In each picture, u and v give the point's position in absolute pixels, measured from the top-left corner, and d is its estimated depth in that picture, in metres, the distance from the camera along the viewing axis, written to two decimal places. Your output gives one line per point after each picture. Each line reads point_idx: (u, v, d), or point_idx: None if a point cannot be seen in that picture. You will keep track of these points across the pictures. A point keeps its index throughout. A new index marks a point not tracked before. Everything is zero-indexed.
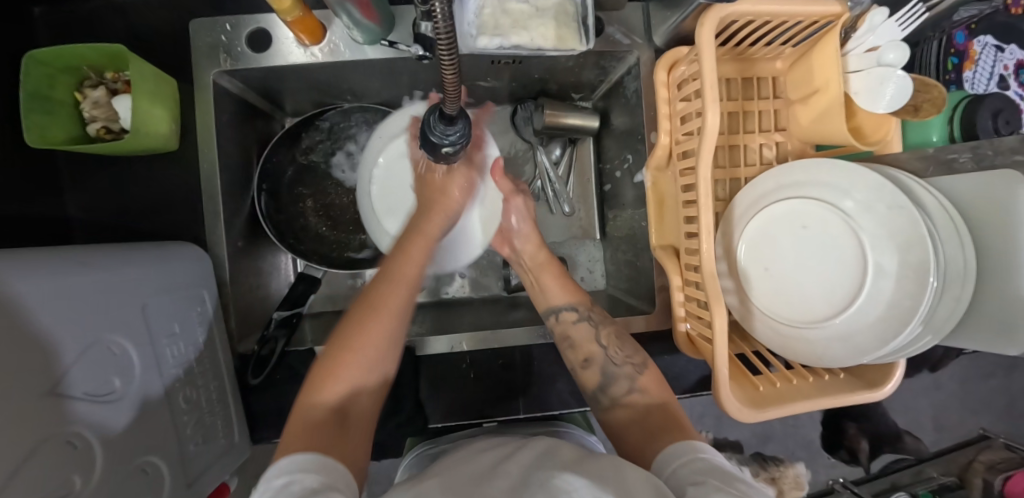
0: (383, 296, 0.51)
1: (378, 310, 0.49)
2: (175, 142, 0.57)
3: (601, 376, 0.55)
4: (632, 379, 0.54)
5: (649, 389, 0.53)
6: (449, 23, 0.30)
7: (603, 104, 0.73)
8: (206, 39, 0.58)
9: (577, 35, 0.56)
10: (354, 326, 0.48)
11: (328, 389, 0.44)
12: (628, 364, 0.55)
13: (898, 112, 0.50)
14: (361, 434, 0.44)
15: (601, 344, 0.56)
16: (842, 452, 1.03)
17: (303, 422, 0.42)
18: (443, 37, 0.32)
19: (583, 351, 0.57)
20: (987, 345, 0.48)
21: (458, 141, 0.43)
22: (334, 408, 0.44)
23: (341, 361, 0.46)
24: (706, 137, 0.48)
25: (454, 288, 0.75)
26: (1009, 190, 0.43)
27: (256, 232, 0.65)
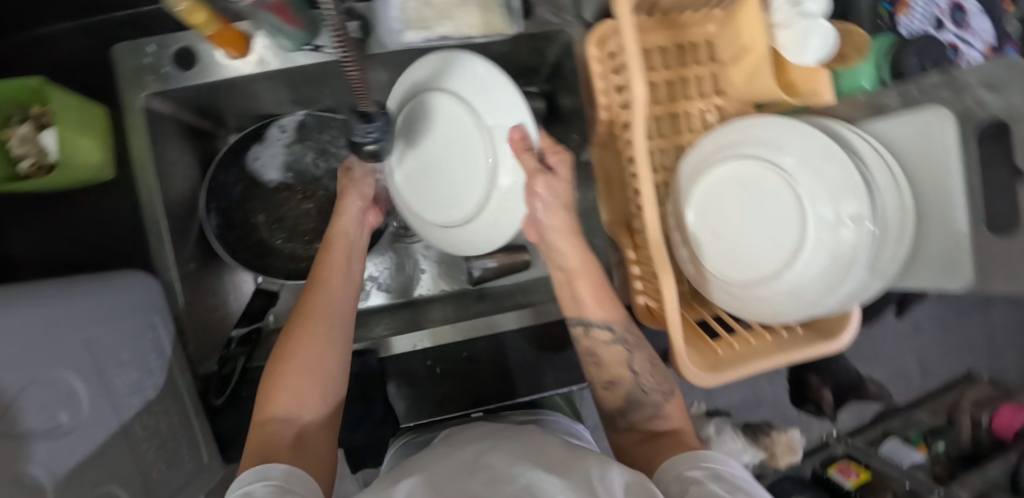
0: (313, 307, 0.52)
1: (307, 323, 0.50)
2: (111, 170, 0.57)
3: (624, 400, 0.53)
4: (659, 407, 0.52)
5: (671, 415, 0.51)
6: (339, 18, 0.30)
7: (547, 86, 0.73)
8: (131, 63, 0.57)
9: (503, 19, 0.56)
10: (291, 340, 0.49)
11: (275, 402, 0.46)
12: (657, 392, 0.52)
13: (825, 62, 0.50)
14: (320, 443, 0.46)
15: (633, 370, 0.53)
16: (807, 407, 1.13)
17: (257, 437, 0.44)
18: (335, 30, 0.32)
19: (609, 372, 0.54)
20: (932, 283, 0.49)
21: (381, 138, 0.42)
22: (284, 419, 0.45)
23: (281, 376, 0.47)
24: (636, 107, 0.48)
25: (418, 286, 0.74)
26: (940, 129, 0.43)
27: (208, 252, 0.64)
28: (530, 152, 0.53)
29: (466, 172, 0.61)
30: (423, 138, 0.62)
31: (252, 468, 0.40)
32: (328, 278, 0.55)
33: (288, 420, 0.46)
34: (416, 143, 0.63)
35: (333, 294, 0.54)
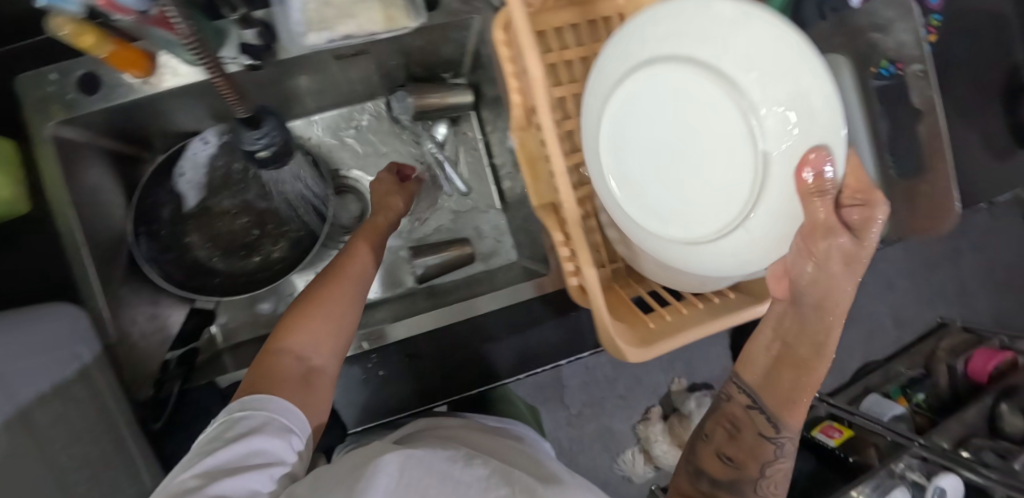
0: (344, 267, 0.56)
1: (339, 279, 0.54)
2: (25, 203, 0.55)
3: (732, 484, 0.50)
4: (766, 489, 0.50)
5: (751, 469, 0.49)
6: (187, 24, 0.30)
7: (473, 77, 0.72)
8: (35, 93, 0.55)
9: (406, 12, 0.55)
10: (321, 289, 0.53)
11: (296, 337, 0.49)
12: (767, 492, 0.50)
13: None
14: (322, 383, 0.49)
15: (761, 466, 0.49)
16: None
17: (267, 365, 0.47)
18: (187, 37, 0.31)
19: (744, 461, 0.49)
20: None
21: (273, 144, 0.41)
22: (296, 356, 0.48)
23: (308, 316, 0.50)
24: (537, 88, 0.47)
25: None
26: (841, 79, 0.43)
27: (140, 277, 0.64)
28: (828, 198, 0.34)
29: (727, 175, 0.38)
30: (652, 119, 0.40)
31: (243, 396, 0.43)
32: (360, 248, 0.59)
33: (302, 359, 0.49)
34: (624, 128, 0.41)
35: (359, 261, 0.58)
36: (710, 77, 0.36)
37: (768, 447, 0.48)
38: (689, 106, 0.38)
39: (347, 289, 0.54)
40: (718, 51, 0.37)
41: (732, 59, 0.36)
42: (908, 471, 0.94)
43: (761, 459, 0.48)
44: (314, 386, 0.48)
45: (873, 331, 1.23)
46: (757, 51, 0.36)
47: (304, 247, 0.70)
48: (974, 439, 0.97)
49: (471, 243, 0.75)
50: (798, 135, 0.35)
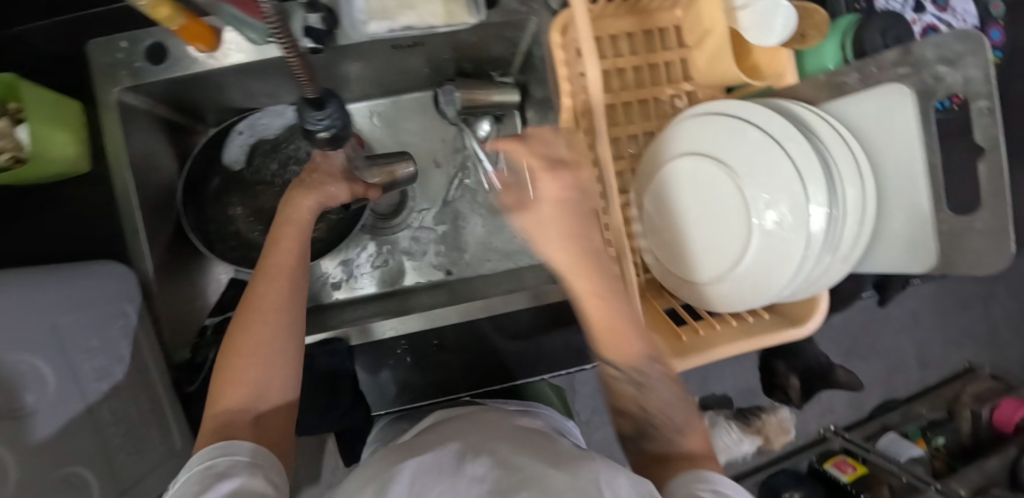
0: (258, 296, 0.50)
1: (259, 308, 0.50)
2: (86, 164, 0.58)
3: (645, 428, 0.48)
4: (668, 414, 0.47)
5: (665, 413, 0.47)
6: (278, 11, 0.31)
7: (522, 77, 0.73)
8: (104, 59, 0.57)
9: (466, 8, 0.56)
10: (237, 334, 0.48)
11: (231, 396, 0.46)
12: (659, 415, 0.47)
13: (788, 42, 0.49)
14: (280, 426, 0.48)
15: (633, 394, 0.48)
16: (777, 393, 1.09)
17: (211, 428, 0.44)
18: (273, 22, 0.32)
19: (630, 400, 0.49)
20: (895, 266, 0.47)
21: (334, 126, 0.43)
22: (240, 409, 0.46)
23: (238, 370, 0.47)
24: (593, 94, 0.48)
25: (394, 277, 0.76)
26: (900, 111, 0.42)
27: (184, 245, 0.66)
28: None
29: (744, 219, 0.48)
30: (679, 190, 0.51)
31: (205, 449, 0.41)
32: (273, 262, 0.52)
33: (249, 408, 0.46)
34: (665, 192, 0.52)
35: (283, 280, 0.52)
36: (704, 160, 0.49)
37: (638, 354, 0.46)
38: (701, 186, 0.50)
39: (280, 319, 0.50)
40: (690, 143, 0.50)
41: (713, 144, 0.49)
42: None
43: (632, 396, 0.48)
44: (273, 430, 0.47)
45: (893, 368, 1.21)
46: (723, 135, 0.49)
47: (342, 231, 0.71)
48: (993, 491, 0.94)
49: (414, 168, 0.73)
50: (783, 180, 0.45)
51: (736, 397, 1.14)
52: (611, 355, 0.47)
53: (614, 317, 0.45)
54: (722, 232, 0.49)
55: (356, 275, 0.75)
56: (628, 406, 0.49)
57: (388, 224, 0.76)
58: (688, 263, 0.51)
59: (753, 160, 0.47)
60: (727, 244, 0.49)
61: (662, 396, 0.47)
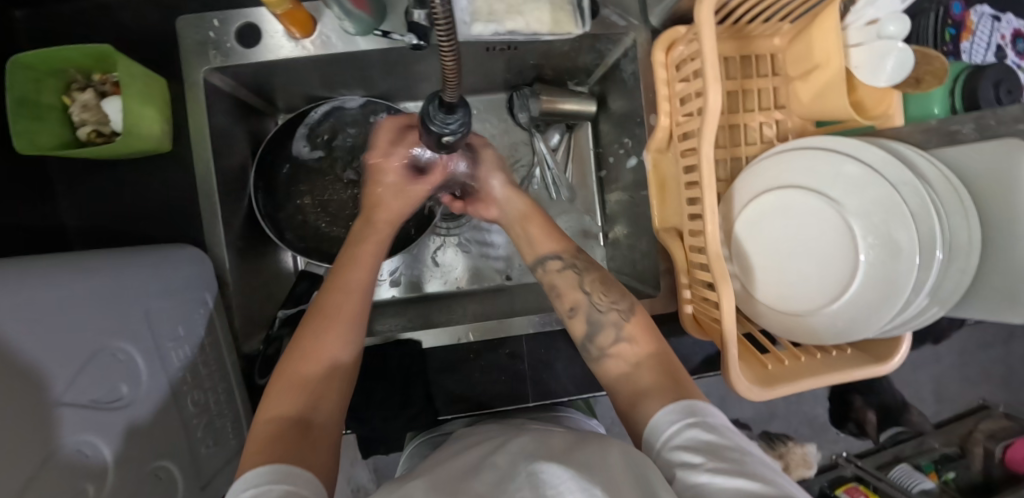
0: (326, 306, 0.50)
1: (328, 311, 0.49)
2: (169, 143, 0.56)
3: (587, 323, 0.51)
4: (618, 326, 0.50)
5: (637, 337, 0.49)
6: (447, 8, 0.31)
7: (599, 88, 0.73)
8: (194, 36, 0.56)
9: (573, 19, 0.56)
10: (305, 336, 0.47)
11: (281, 403, 0.42)
12: (612, 309, 0.51)
13: (900, 84, 0.49)
14: (324, 444, 0.41)
15: (585, 291, 0.53)
16: (848, 424, 1.17)
17: (261, 436, 0.39)
18: (441, 22, 0.32)
19: (568, 299, 0.53)
20: (991, 314, 0.47)
21: (458, 131, 0.42)
22: (292, 416, 0.41)
23: (293, 373, 0.44)
24: (708, 117, 0.48)
25: (451, 280, 0.74)
26: (1011, 163, 0.42)
27: (255, 232, 0.65)
28: None
29: (845, 247, 0.49)
30: (776, 217, 0.52)
31: (254, 471, 0.35)
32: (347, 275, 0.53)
33: (298, 416, 0.41)
34: (759, 219, 0.53)
35: (352, 294, 0.51)
36: (805, 191, 0.50)
37: (571, 277, 0.55)
38: (800, 215, 0.51)
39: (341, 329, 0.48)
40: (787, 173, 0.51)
41: (813, 178, 0.50)
42: None
43: (580, 285, 0.54)
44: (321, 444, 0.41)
45: None
46: (821, 169, 0.50)
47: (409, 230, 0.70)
48: None
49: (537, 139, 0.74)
50: (885, 217, 0.47)
51: (759, 419, 1.14)
52: (541, 251, 0.58)
53: (560, 236, 0.59)
54: (816, 261, 0.50)
55: (410, 274, 0.73)
56: (577, 305, 0.53)
57: (452, 224, 0.75)
58: (780, 294, 0.52)
59: (863, 199, 0.48)
60: (822, 273, 0.50)
61: (604, 288, 0.53)
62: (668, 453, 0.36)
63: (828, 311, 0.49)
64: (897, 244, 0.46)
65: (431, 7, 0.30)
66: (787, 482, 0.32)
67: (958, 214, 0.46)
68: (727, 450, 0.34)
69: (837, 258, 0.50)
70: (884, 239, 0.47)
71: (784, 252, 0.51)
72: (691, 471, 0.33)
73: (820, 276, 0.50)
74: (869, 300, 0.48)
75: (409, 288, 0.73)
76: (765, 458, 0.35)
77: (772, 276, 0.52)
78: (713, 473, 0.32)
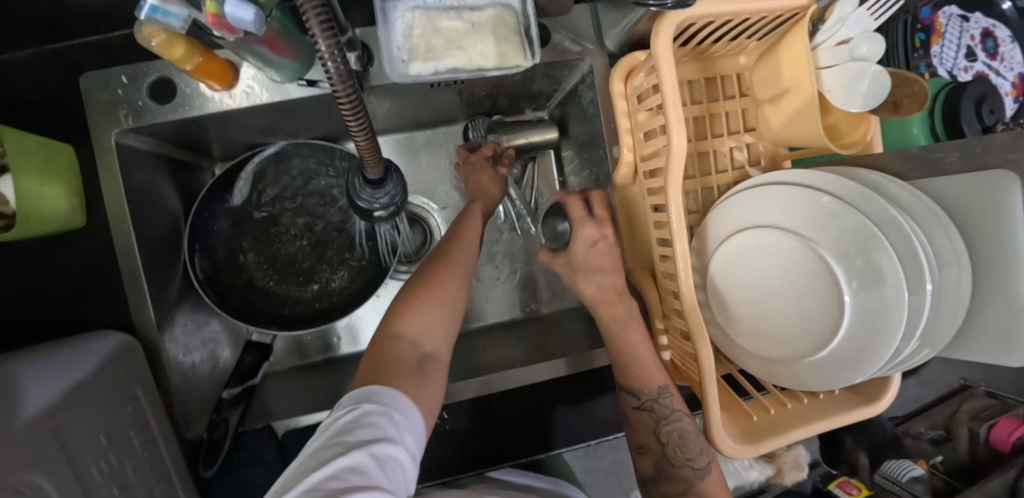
0: (450, 249, 0.50)
1: (456, 258, 0.48)
2: (82, 218, 0.50)
3: (655, 468, 0.51)
4: (691, 480, 0.50)
5: (708, 495, 0.49)
6: (346, 80, 0.27)
7: (560, 113, 0.68)
8: (101, 95, 0.49)
9: (520, 49, 0.51)
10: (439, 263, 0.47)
11: (407, 323, 0.43)
12: (687, 465, 0.50)
13: (877, 109, 0.46)
14: (435, 377, 0.41)
15: (659, 439, 0.51)
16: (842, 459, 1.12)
17: (381, 352, 0.41)
18: (343, 97, 0.28)
19: (638, 436, 0.53)
20: (984, 356, 0.44)
21: (391, 203, 0.38)
22: (411, 341, 0.42)
23: (422, 304, 0.44)
24: (673, 157, 0.43)
25: None
26: (1002, 198, 0.39)
27: (194, 299, 0.59)
28: None
29: (825, 288, 0.46)
30: (751, 256, 0.49)
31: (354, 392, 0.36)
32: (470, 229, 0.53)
33: (416, 345, 0.42)
34: (732, 258, 0.50)
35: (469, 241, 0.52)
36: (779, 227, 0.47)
37: (648, 419, 0.51)
38: (775, 252, 0.48)
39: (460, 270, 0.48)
40: (757, 208, 0.48)
41: (786, 215, 0.47)
42: None
43: (655, 431, 0.51)
44: (433, 374, 0.41)
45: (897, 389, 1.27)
46: (795, 205, 0.47)
47: (367, 279, 0.64)
48: None
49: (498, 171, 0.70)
50: (862, 254, 0.44)
51: None
52: (625, 384, 0.51)
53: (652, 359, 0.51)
54: (793, 302, 0.48)
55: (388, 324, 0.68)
56: (648, 445, 0.52)
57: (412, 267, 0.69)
58: (762, 339, 0.49)
59: (838, 237, 0.45)
60: (802, 315, 0.47)
61: (685, 443, 0.50)
62: None
63: (810, 358, 0.46)
64: (882, 277, 0.43)
65: (327, 80, 0.26)
66: None
67: (956, 266, 0.43)
68: None
69: (817, 299, 0.46)
70: (864, 280, 0.44)
71: (761, 304, 0.49)
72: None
73: (803, 316, 0.47)
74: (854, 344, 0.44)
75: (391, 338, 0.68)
76: None
77: (750, 315, 0.49)
78: None
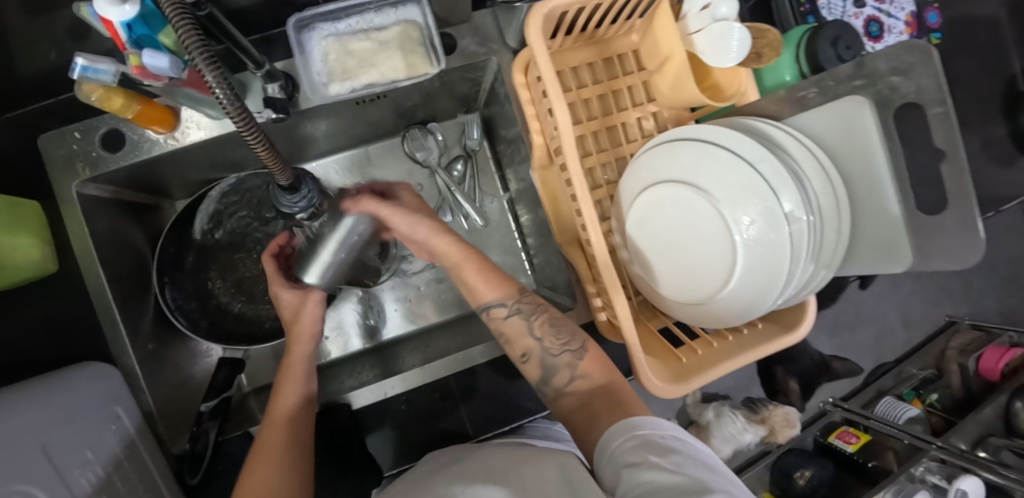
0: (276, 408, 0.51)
1: (277, 417, 0.49)
2: (54, 263, 0.55)
3: (542, 367, 0.52)
4: (572, 366, 0.50)
5: (592, 373, 0.50)
6: (241, 107, 0.29)
7: (487, 111, 0.73)
8: (60, 151, 0.54)
9: (426, 58, 0.56)
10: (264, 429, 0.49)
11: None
12: (565, 351, 0.51)
13: (745, 61, 0.51)
14: None
15: (535, 336, 0.52)
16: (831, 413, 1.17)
17: None
18: (235, 117, 0.30)
19: (519, 346, 0.53)
20: (873, 267, 0.49)
21: (309, 206, 0.43)
22: None
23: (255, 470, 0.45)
24: (563, 131, 0.48)
25: (400, 327, 0.75)
26: (867, 128, 0.44)
27: (167, 327, 0.64)
28: None
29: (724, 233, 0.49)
30: (658, 214, 0.52)
31: None
32: (293, 361, 0.55)
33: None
34: (642, 218, 0.53)
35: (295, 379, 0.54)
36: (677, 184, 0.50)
37: (519, 322, 0.53)
38: (678, 207, 0.51)
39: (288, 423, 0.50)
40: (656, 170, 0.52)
41: (682, 170, 0.51)
42: (929, 474, 0.95)
43: (529, 331, 0.52)
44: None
45: (882, 334, 1.30)
46: (689, 161, 0.50)
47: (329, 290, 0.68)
48: (991, 440, 0.99)
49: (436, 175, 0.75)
50: (750, 197, 0.48)
51: (737, 389, 1.18)
52: (482, 299, 0.54)
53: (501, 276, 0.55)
54: (701, 250, 0.51)
55: (358, 327, 0.74)
56: (529, 351, 0.52)
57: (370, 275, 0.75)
58: (681, 287, 0.53)
59: (728, 184, 0.49)
60: (711, 260, 0.51)
61: (555, 329, 0.53)
62: (618, 460, 0.40)
63: (722, 296, 0.50)
64: (773, 211, 0.47)
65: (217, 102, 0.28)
66: (722, 479, 0.36)
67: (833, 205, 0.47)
68: (673, 456, 0.37)
69: (721, 244, 0.50)
70: (756, 219, 0.48)
71: (674, 256, 0.52)
72: (635, 469, 0.37)
73: (711, 260, 0.51)
74: (755, 276, 0.49)
75: (366, 338, 0.74)
76: (701, 457, 0.38)
77: (666, 268, 0.53)
78: (658, 471, 0.36)
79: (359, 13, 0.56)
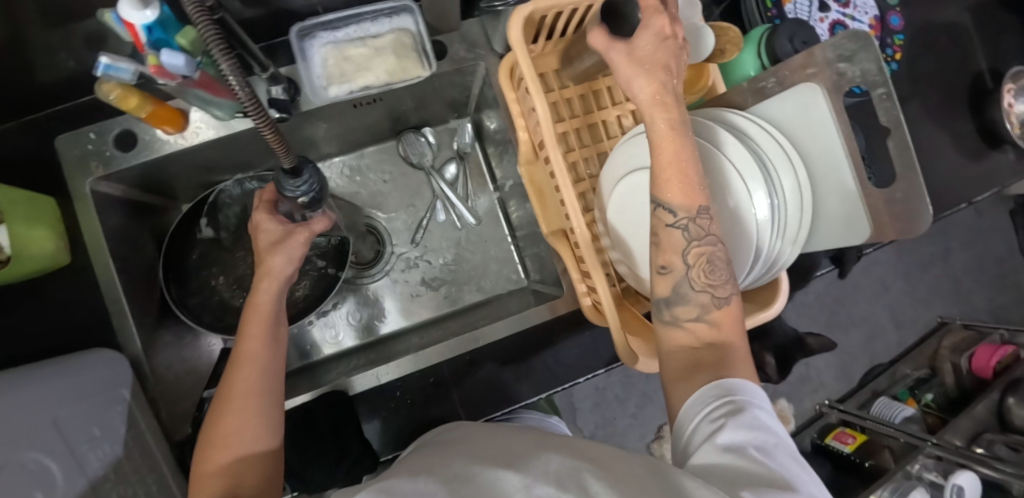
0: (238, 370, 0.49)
1: (244, 361, 0.49)
2: (67, 255, 0.58)
3: (672, 289, 0.42)
4: (707, 307, 0.42)
5: (720, 322, 0.42)
6: (255, 101, 0.33)
7: (478, 116, 0.78)
8: (74, 151, 0.58)
9: (418, 62, 0.60)
10: (233, 375, 0.49)
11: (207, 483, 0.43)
12: (706, 290, 0.41)
13: (712, 57, 0.55)
14: None
15: (687, 257, 0.42)
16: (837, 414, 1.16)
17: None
18: (251, 110, 0.33)
19: (664, 255, 0.42)
20: (837, 242, 0.52)
21: (311, 190, 0.46)
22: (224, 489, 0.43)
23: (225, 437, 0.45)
24: (543, 123, 0.52)
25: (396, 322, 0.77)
26: (822, 111, 0.48)
27: (171, 320, 0.67)
28: None
29: None
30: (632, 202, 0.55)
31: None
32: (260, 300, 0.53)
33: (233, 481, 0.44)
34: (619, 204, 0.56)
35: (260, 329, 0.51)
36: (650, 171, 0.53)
37: (681, 236, 0.41)
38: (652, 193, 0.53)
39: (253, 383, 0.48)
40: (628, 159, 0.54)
41: None
42: (925, 471, 0.94)
43: (684, 248, 0.42)
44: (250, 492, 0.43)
45: (873, 334, 1.31)
46: None
47: (326, 286, 0.70)
48: (986, 436, 0.99)
49: (432, 177, 0.80)
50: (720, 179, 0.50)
51: None
52: (665, 195, 0.41)
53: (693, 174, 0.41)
54: None
55: (355, 322, 0.77)
56: (671, 265, 0.42)
57: (367, 272, 0.78)
58: None
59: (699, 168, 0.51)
60: None
61: (716, 272, 0.42)
62: (696, 424, 0.36)
63: None
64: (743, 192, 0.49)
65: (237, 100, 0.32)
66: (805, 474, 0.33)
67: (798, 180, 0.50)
68: (758, 438, 0.33)
69: None
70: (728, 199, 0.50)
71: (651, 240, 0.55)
72: (712, 440, 0.33)
73: None
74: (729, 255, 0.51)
75: (362, 334, 0.76)
76: (787, 443, 0.35)
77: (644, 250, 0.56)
78: (736, 450, 0.32)
79: (356, 23, 0.61)
